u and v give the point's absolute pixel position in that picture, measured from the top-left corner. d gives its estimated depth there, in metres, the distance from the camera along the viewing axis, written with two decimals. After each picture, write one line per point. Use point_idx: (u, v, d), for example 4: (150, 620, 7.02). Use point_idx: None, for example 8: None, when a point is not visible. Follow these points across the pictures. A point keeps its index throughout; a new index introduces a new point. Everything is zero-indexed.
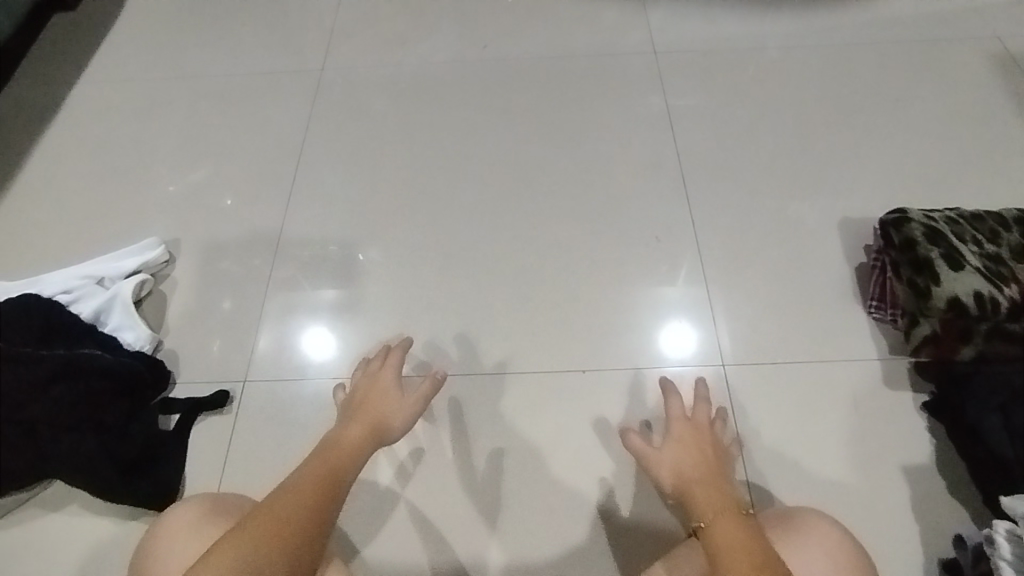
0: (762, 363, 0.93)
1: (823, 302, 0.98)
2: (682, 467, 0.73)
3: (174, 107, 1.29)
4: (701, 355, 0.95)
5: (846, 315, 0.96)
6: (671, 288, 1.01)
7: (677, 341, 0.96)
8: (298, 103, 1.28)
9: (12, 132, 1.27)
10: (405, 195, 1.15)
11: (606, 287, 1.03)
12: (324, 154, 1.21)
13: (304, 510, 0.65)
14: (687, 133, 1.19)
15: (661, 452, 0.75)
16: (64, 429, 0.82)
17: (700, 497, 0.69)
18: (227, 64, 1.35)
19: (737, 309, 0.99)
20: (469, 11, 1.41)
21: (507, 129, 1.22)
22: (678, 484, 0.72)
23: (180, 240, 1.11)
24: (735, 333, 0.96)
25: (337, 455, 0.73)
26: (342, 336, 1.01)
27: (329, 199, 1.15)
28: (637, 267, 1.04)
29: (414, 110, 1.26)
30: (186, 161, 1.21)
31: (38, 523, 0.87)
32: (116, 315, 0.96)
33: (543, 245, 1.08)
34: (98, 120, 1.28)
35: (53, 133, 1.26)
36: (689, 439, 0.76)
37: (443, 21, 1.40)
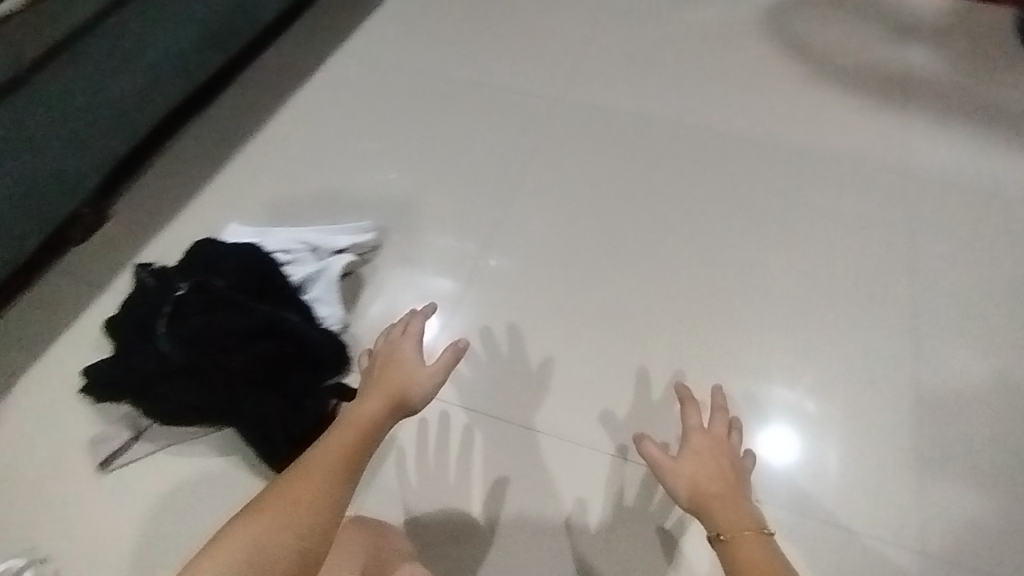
0: (863, 492, 0.90)
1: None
2: (702, 483, 0.74)
3: (406, 99, 1.33)
4: (801, 464, 0.92)
5: None
6: (779, 387, 0.97)
7: (776, 441, 0.93)
8: (533, 124, 1.27)
9: (275, 83, 1.37)
10: (614, 253, 1.10)
11: (723, 371, 0.99)
12: (543, 185, 1.18)
13: (313, 493, 0.66)
14: (929, 271, 1.06)
15: (678, 462, 0.76)
16: (252, 385, 0.88)
17: (749, 529, 0.70)
18: (476, 68, 1.37)
19: (853, 431, 0.94)
20: (730, 74, 1.33)
21: (727, 209, 1.14)
22: (740, 517, 0.71)
23: (391, 232, 1.14)
24: (845, 455, 0.92)
25: (350, 427, 0.73)
26: (512, 380, 1.00)
27: (529, 230, 1.13)
28: (756, 356, 1.00)
29: (644, 164, 1.20)
30: (406, 154, 1.25)
31: (196, 464, 0.89)
32: (320, 286, 0.99)
33: (738, 349, 1.01)
34: (349, 93, 1.35)
35: (308, 95, 1.35)
36: (705, 454, 0.77)
37: (698, 77, 1.32)
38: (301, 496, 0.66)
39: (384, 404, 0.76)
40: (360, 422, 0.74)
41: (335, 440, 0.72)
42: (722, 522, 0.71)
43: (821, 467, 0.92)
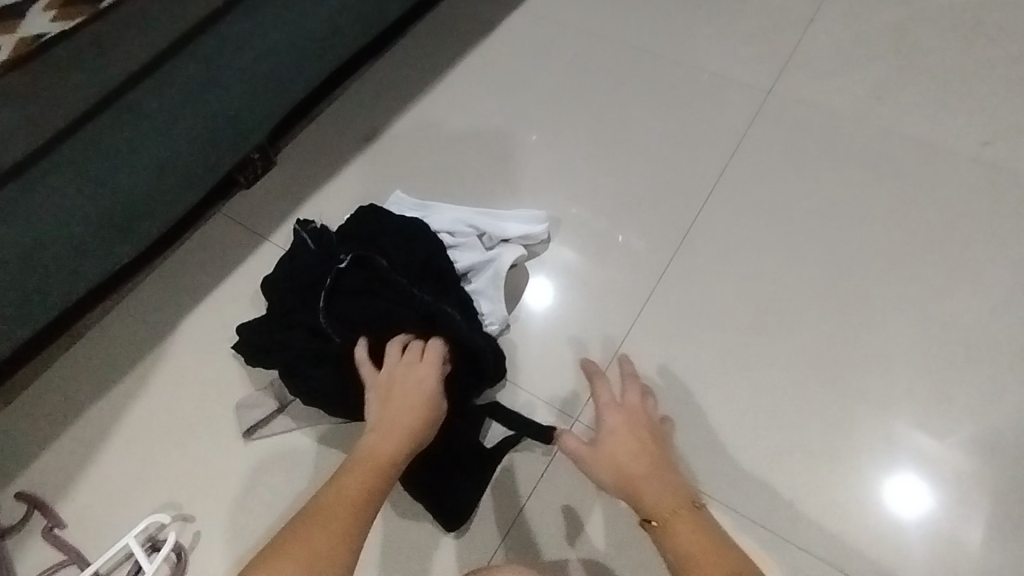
0: (1011, 572, 0.78)
1: None
2: (621, 448, 0.65)
3: (588, 58, 1.15)
4: (938, 527, 0.80)
5: None
6: (922, 433, 0.85)
7: (903, 489, 0.82)
8: (741, 116, 1.08)
9: (450, 21, 1.22)
10: (818, 294, 0.94)
11: (877, 411, 0.87)
12: (743, 196, 1.01)
13: (334, 526, 0.60)
14: None
15: (599, 444, 0.66)
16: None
17: (642, 480, 0.62)
18: (681, 32, 1.16)
19: (1015, 504, 0.80)
20: (1000, 88, 1.07)
21: (966, 263, 0.94)
22: (608, 466, 0.65)
23: (563, 223, 1.01)
24: (995, 528, 0.80)
25: (361, 458, 0.68)
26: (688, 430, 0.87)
27: (721, 248, 0.98)
28: (928, 405, 0.86)
29: (869, 190, 1.01)
30: (587, 128, 1.09)
31: (339, 458, 0.85)
32: (484, 279, 0.90)
33: (959, 444, 0.84)
34: (531, 43, 1.18)
35: (485, 40, 1.19)
36: (623, 428, 0.67)
37: (957, 86, 1.08)
38: (322, 530, 0.60)
39: (402, 447, 0.70)
40: (371, 461, 0.67)
41: (347, 471, 0.67)
42: (652, 502, 0.60)
43: (959, 536, 0.80)
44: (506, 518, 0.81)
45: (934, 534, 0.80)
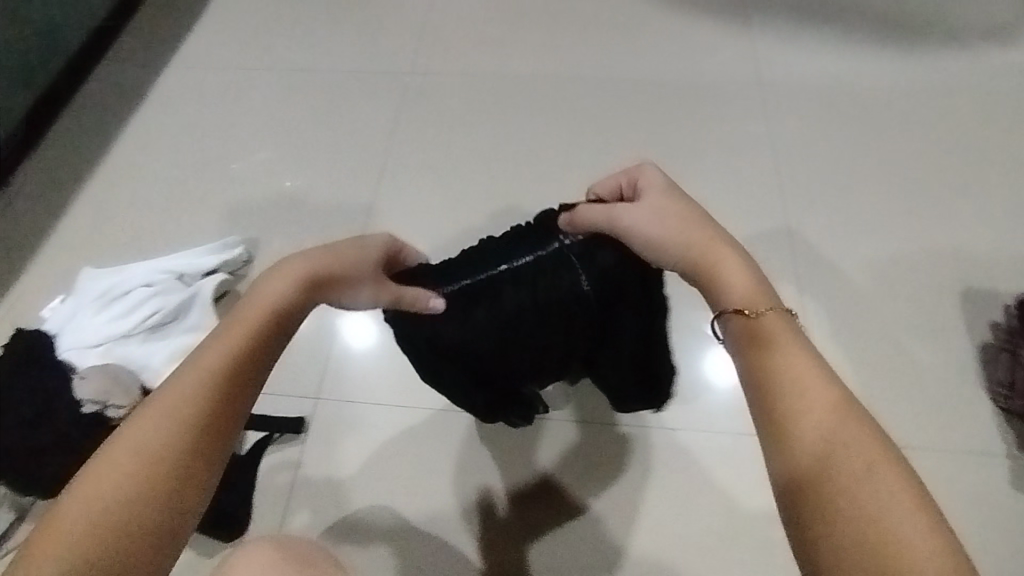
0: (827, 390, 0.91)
1: (930, 370, 0.91)
2: (688, 236, 0.52)
3: (267, 100, 1.27)
4: None
5: (962, 394, 0.88)
6: None
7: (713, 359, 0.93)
8: (389, 105, 1.25)
9: (102, 111, 1.27)
10: (491, 217, 1.12)
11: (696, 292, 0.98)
12: (410, 165, 1.17)
13: (166, 421, 0.43)
14: (798, 180, 1.12)
15: (634, 226, 0.55)
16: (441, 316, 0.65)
17: (736, 277, 0.48)
18: (317, 59, 1.33)
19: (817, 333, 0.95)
20: (570, 23, 1.36)
21: (602, 159, 1.18)
22: (684, 248, 0.52)
23: (260, 242, 1.08)
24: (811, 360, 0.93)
25: (253, 306, 0.49)
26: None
27: (404, 212, 1.12)
28: None
29: (504, 126, 1.22)
30: (262, 158, 1.19)
31: None
32: (196, 313, 0.94)
33: (674, 285, 0.98)
34: (187, 106, 1.27)
35: (142, 116, 1.26)
36: (673, 215, 0.54)
37: (541, 31, 1.35)
38: (150, 427, 0.43)
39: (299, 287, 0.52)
40: (218, 378, 0.45)
41: (214, 341, 0.47)
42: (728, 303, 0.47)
43: None
44: (276, 513, 0.84)
45: None
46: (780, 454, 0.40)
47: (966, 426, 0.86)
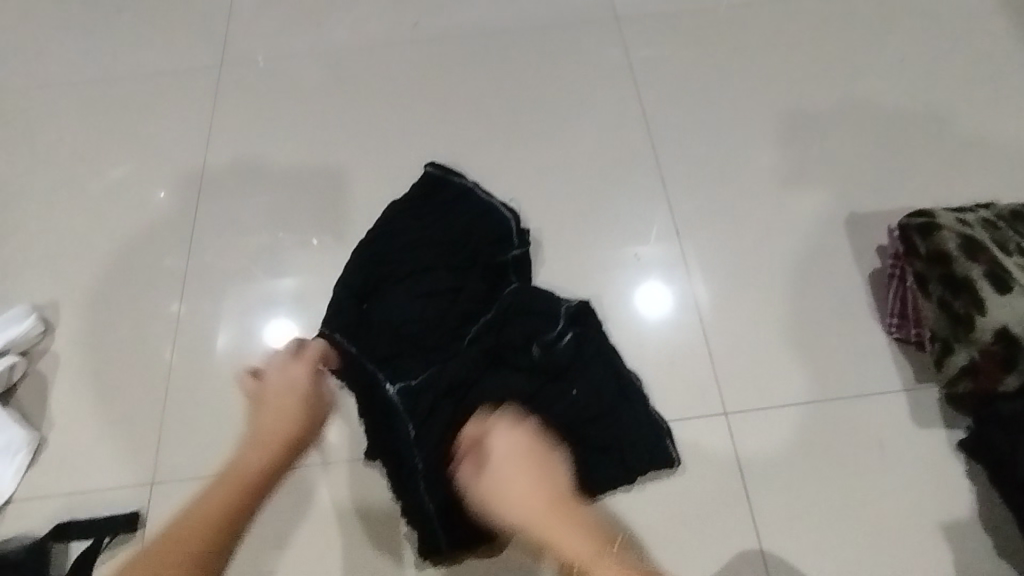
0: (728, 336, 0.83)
1: (824, 310, 0.84)
2: (518, 493, 0.59)
3: (50, 126, 1.07)
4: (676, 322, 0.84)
5: (857, 333, 0.82)
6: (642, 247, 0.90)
7: (655, 302, 0.86)
8: (198, 109, 1.06)
9: None
10: (329, 215, 0.95)
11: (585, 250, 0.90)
12: (229, 175, 0.99)
13: (195, 538, 0.54)
14: (665, 117, 1.01)
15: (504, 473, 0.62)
16: (471, 380, 0.74)
17: (510, 510, 0.59)
18: (107, 66, 1.12)
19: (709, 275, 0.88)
20: None
21: (450, 125, 1.02)
22: (553, 494, 0.60)
23: (59, 301, 0.90)
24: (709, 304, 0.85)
25: (234, 474, 0.61)
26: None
27: (227, 231, 0.95)
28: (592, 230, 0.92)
29: (335, 109, 1.04)
30: (51, 200, 1.00)
31: None
32: None
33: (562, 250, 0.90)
34: None
35: None
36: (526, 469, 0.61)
37: None
38: (183, 542, 0.54)
39: (276, 458, 0.65)
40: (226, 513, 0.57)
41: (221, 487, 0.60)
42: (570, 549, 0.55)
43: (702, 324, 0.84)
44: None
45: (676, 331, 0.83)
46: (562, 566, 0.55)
47: (865, 366, 0.80)
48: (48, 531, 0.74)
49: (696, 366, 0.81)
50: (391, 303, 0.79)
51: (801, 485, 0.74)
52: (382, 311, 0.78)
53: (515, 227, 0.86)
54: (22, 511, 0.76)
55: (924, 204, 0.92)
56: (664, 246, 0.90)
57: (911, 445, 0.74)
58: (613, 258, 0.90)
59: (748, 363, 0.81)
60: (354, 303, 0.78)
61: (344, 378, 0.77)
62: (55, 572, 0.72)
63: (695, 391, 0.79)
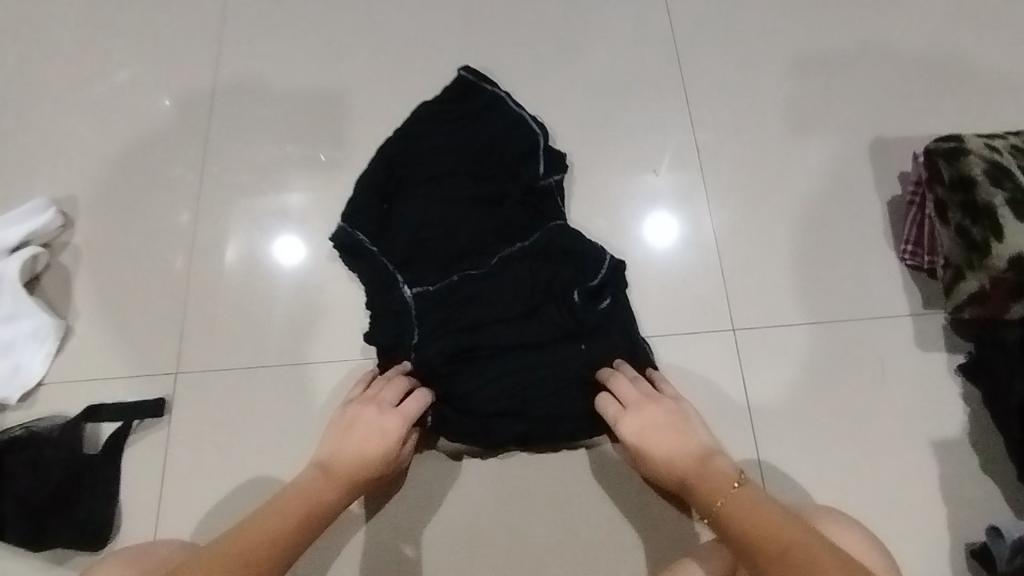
0: (740, 252, 0.84)
1: (841, 234, 0.84)
2: (657, 461, 0.65)
3: (55, 14, 1.03)
4: (685, 236, 0.85)
5: (871, 257, 0.82)
6: (660, 161, 0.89)
7: (658, 230, 0.85)
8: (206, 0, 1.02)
9: None
10: (344, 120, 0.94)
11: (603, 163, 0.89)
12: (241, 73, 0.97)
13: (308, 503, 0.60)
14: (693, 30, 0.97)
15: (628, 413, 0.69)
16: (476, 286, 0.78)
17: (636, 435, 0.67)
18: None
19: (726, 195, 0.87)
20: None
21: (469, 30, 0.98)
22: (676, 469, 0.64)
23: (75, 196, 0.90)
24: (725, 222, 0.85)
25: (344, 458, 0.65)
26: (302, 310, 0.83)
27: (241, 133, 0.94)
28: (613, 139, 0.91)
29: (348, 7, 1.01)
30: (61, 91, 0.98)
31: None
32: (8, 299, 0.79)
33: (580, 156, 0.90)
34: None
35: None
36: (648, 423, 0.68)
37: None
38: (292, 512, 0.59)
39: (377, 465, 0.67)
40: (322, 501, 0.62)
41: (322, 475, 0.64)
42: (702, 497, 0.60)
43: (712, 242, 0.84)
44: (152, 509, 0.75)
45: (685, 243, 0.84)
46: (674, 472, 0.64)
47: (876, 291, 0.81)
48: (78, 413, 0.78)
49: (708, 284, 0.82)
50: (409, 203, 0.81)
51: (801, 401, 0.76)
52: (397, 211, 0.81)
53: (543, 145, 0.83)
54: (51, 395, 0.79)
55: (952, 131, 0.90)
56: (688, 164, 0.89)
57: (912, 367, 0.77)
58: (630, 171, 0.89)
59: (759, 284, 0.82)
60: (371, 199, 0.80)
61: (358, 270, 0.79)
62: (88, 449, 0.76)
63: (705, 308, 0.81)
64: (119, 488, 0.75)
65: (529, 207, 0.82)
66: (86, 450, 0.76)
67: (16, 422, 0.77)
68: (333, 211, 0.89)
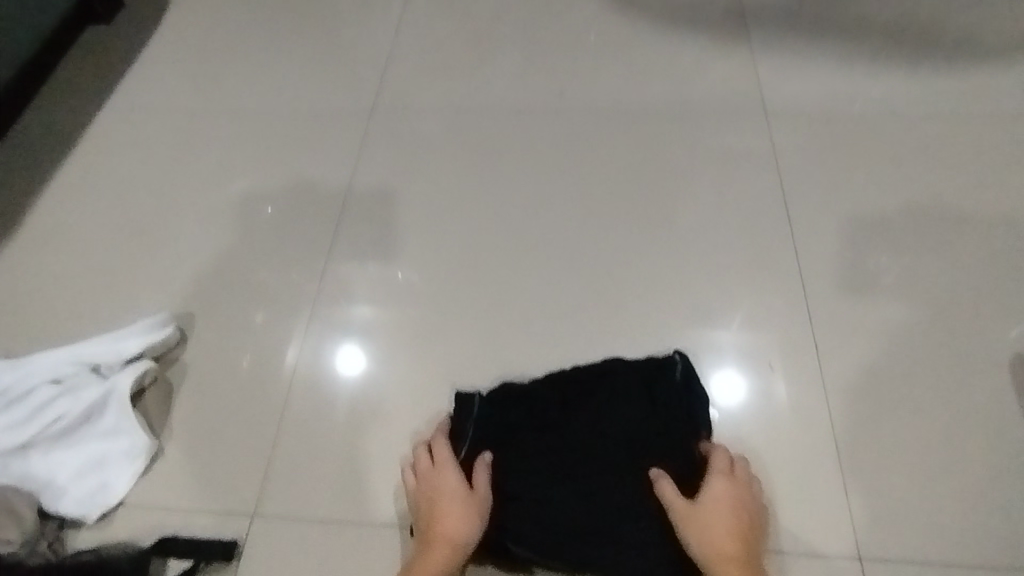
0: (856, 464, 0.80)
1: (966, 461, 0.79)
2: (722, 538, 0.68)
3: (213, 149, 1.14)
4: (798, 437, 0.82)
5: (1005, 493, 0.77)
6: (767, 354, 0.88)
7: (727, 390, 0.85)
8: (345, 146, 1.12)
9: (31, 169, 1.15)
10: (457, 269, 0.96)
11: (712, 350, 0.88)
12: (365, 212, 1.03)
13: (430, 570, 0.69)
14: (810, 227, 0.98)
15: (715, 487, 0.72)
16: (558, 480, 0.75)
17: (718, 501, 0.71)
18: (268, 98, 1.20)
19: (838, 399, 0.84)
20: (544, 48, 1.23)
21: (587, 199, 1.03)
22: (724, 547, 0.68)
23: (195, 315, 0.94)
24: (839, 427, 0.82)
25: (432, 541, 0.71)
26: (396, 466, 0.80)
27: (358, 268, 0.97)
28: (720, 325, 0.90)
29: (473, 165, 1.08)
30: (202, 216, 1.06)
31: None
32: (111, 413, 0.80)
33: (688, 338, 0.89)
34: (125, 160, 1.15)
35: (75, 173, 1.14)
36: (732, 504, 0.71)
37: (512, 59, 1.22)
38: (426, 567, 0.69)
39: (454, 514, 0.72)
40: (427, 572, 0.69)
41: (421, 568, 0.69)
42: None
43: (826, 452, 0.81)
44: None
45: (800, 445, 0.81)
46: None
47: (1003, 537, 0.75)
48: (151, 543, 0.75)
49: (824, 496, 0.78)
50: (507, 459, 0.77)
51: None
52: (521, 401, 0.80)
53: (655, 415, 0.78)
54: (129, 518, 0.77)
55: None
56: (806, 364, 0.87)
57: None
58: (738, 358, 0.88)
59: (879, 507, 0.77)
60: (511, 393, 0.81)
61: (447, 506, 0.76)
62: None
63: (831, 530, 0.76)
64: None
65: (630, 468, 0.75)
66: None
67: (89, 544, 0.76)
68: (433, 357, 0.89)
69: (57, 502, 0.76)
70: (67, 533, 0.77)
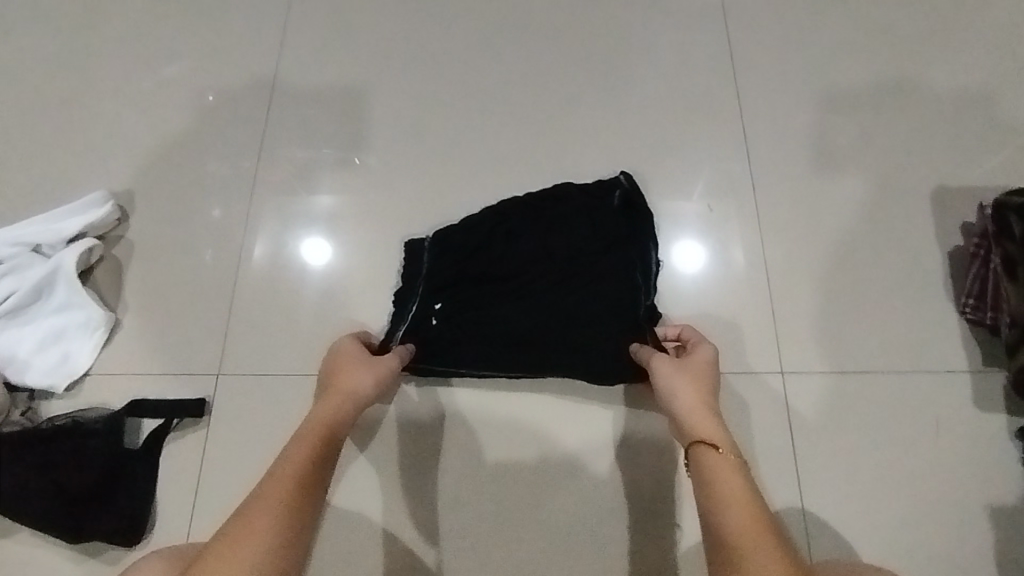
0: (789, 289, 0.84)
1: (892, 281, 0.83)
2: (700, 392, 0.66)
3: (129, 19, 1.06)
4: (737, 268, 0.85)
5: (926, 307, 0.82)
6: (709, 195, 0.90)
7: (685, 250, 0.87)
8: (273, 11, 1.05)
9: None
10: (399, 135, 0.95)
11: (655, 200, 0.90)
12: (301, 82, 0.99)
13: (307, 445, 0.63)
14: (753, 74, 0.98)
15: (702, 359, 0.70)
16: (509, 304, 0.81)
17: (700, 368, 0.69)
18: None
19: (775, 232, 0.87)
20: None
21: (529, 58, 1.00)
22: (699, 401, 0.66)
23: (134, 194, 0.92)
24: (774, 257, 0.86)
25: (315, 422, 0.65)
26: (353, 326, 0.84)
27: (299, 140, 0.95)
28: (663, 174, 0.92)
29: (410, 26, 1.03)
30: (126, 92, 1.01)
31: None
32: (61, 290, 0.80)
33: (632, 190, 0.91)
34: (31, 34, 1.06)
35: None
36: (715, 375, 0.69)
37: None
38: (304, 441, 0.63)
39: (353, 385, 0.70)
40: (311, 437, 0.64)
41: (303, 435, 0.64)
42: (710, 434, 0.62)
43: (763, 280, 0.84)
44: (185, 511, 0.75)
45: (739, 277, 0.85)
46: (719, 542, 0.53)
47: (921, 347, 0.80)
48: (122, 407, 0.79)
49: (759, 319, 0.82)
50: (461, 293, 0.82)
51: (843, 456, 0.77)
52: (468, 238, 0.84)
53: (600, 241, 0.83)
54: (96, 388, 0.80)
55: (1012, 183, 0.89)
56: (741, 205, 0.89)
57: (968, 431, 0.76)
58: (684, 201, 0.90)
59: (809, 327, 0.82)
60: (456, 229, 0.85)
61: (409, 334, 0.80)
62: (129, 445, 0.77)
63: (759, 348, 0.81)
64: (155, 485, 0.76)
65: (575, 293, 0.81)
66: (128, 444, 0.77)
67: (62, 412, 0.79)
68: (381, 220, 0.90)
69: (22, 375, 0.78)
70: (39, 405, 0.79)
